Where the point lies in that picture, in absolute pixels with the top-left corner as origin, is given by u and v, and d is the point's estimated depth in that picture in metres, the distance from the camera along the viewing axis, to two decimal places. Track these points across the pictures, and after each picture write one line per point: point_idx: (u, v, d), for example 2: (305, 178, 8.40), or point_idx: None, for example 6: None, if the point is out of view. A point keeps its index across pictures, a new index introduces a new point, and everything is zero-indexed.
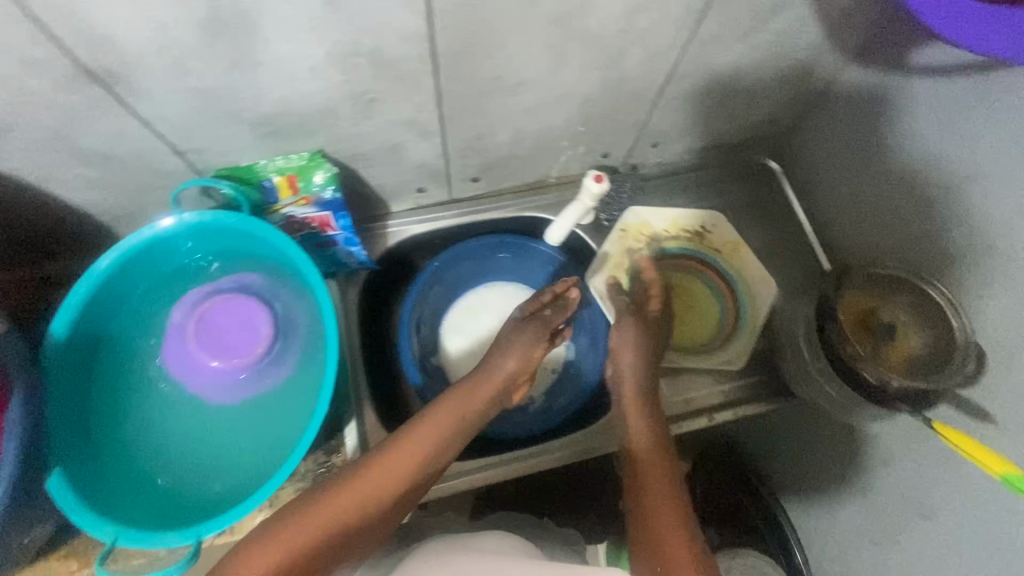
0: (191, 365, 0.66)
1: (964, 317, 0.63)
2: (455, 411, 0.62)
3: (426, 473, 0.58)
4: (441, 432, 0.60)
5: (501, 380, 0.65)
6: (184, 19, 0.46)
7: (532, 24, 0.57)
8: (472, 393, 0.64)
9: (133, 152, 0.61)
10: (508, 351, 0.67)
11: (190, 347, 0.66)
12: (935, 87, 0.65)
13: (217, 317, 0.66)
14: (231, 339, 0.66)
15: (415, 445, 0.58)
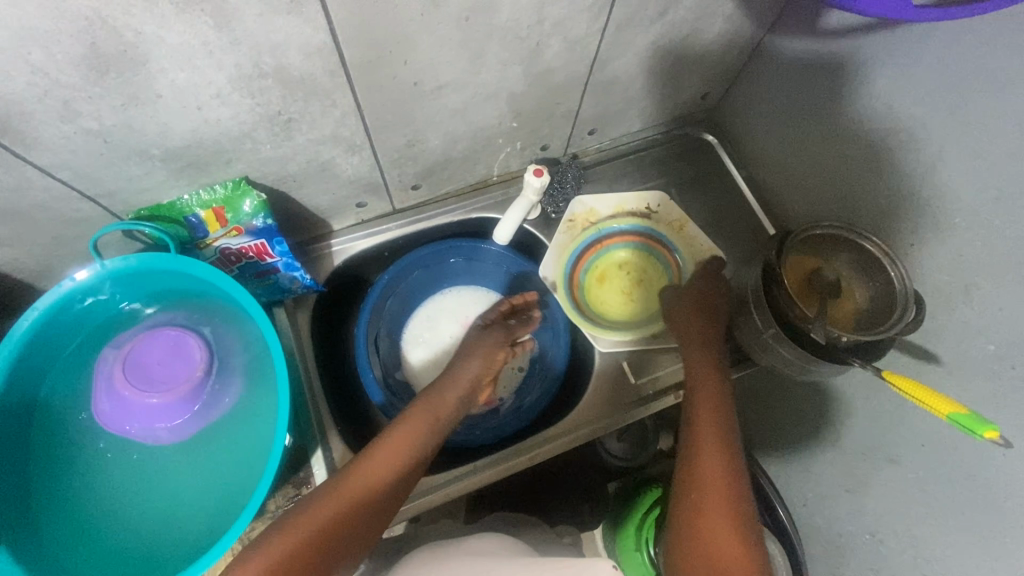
0: (125, 412, 0.61)
1: (900, 265, 0.65)
2: (428, 413, 0.67)
3: (408, 472, 0.62)
4: (419, 431, 0.65)
5: (464, 380, 0.73)
6: (64, 60, 0.44)
7: (443, 27, 0.55)
8: (441, 394, 0.70)
9: (38, 204, 0.57)
10: (469, 357, 0.75)
11: (121, 395, 0.61)
12: (849, 47, 0.67)
13: (140, 357, 0.61)
14: (163, 372, 0.61)
15: (394, 446, 0.63)
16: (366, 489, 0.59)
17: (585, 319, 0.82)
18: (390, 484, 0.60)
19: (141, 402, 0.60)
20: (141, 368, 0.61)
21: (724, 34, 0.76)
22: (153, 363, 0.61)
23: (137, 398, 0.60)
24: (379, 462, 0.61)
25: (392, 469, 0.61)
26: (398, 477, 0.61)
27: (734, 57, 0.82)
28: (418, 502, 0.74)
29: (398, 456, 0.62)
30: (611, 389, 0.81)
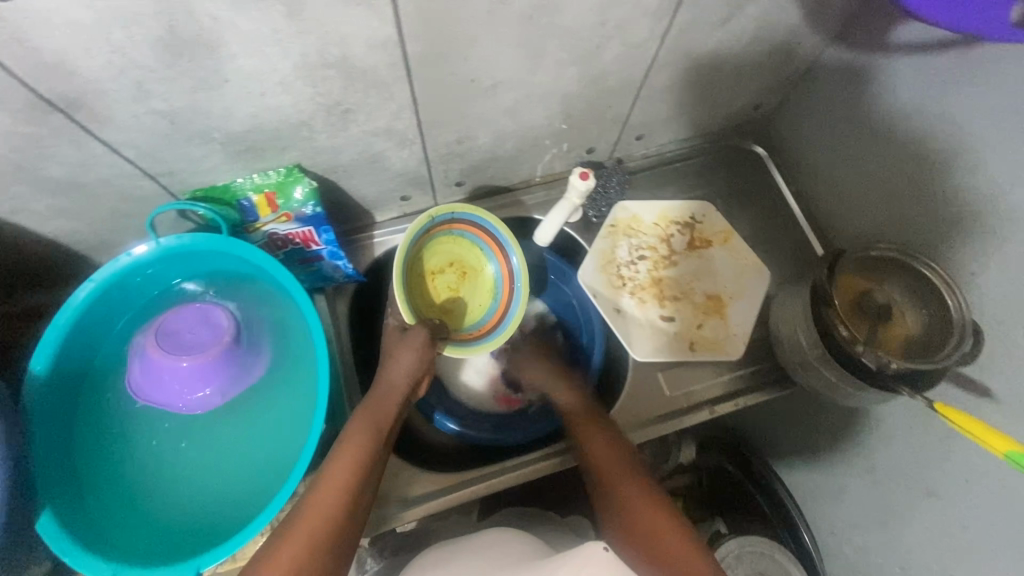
0: (158, 383, 0.61)
1: (959, 295, 0.62)
2: (370, 420, 0.63)
3: (367, 475, 0.60)
4: (364, 441, 0.61)
5: (393, 381, 0.67)
6: (142, 41, 0.45)
7: (505, 24, 0.55)
8: (378, 400, 0.65)
9: (101, 179, 0.59)
10: (400, 357, 0.68)
11: (154, 366, 0.61)
12: (917, 64, 0.64)
13: (167, 326, 0.61)
14: (194, 336, 0.61)
15: (345, 455, 0.60)
16: (333, 505, 0.56)
17: (621, 326, 0.81)
18: (351, 490, 0.58)
19: (176, 369, 0.60)
20: (168, 338, 0.61)
21: (784, 44, 0.74)
22: (181, 331, 0.61)
23: (168, 367, 0.60)
24: (334, 476, 0.58)
25: (349, 482, 0.58)
26: (360, 483, 0.59)
27: (792, 69, 0.80)
28: (442, 499, 0.73)
29: (352, 466, 0.59)
30: (645, 399, 0.79)
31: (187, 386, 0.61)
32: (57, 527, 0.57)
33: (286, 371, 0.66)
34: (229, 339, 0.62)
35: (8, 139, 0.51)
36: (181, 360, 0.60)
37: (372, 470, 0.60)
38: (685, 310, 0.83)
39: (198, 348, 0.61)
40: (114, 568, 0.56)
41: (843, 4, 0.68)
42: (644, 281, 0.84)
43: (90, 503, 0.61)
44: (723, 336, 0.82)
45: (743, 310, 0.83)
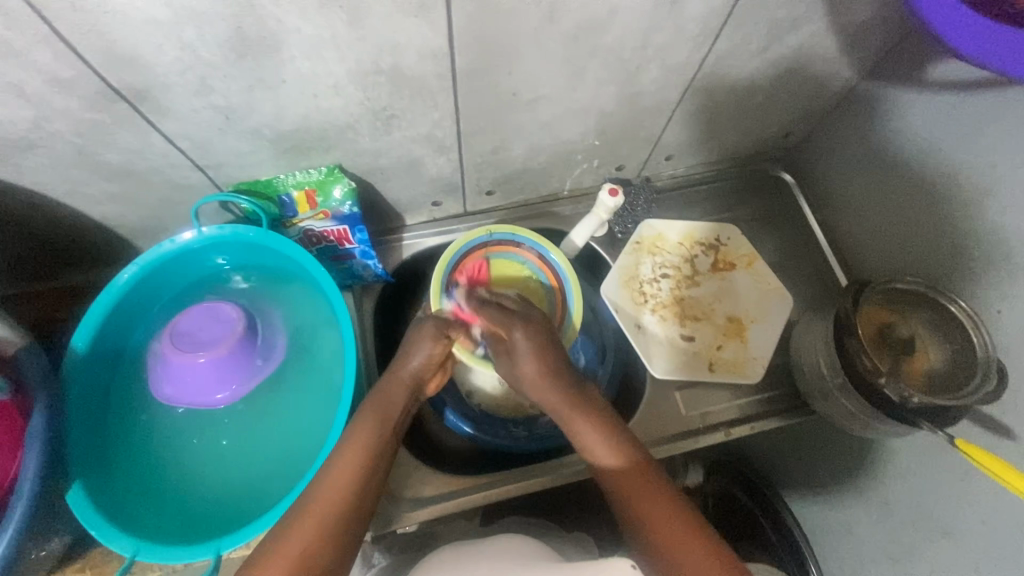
0: (186, 384, 0.64)
1: (984, 334, 0.62)
2: (379, 414, 0.60)
3: (373, 475, 0.56)
4: (370, 436, 0.58)
5: (410, 378, 0.63)
6: (211, 40, 0.47)
7: (551, 42, 0.57)
8: (386, 395, 0.62)
9: (153, 167, 0.62)
10: (416, 351, 0.64)
11: (177, 367, 0.63)
12: (949, 101, 0.65)
13: (180, 331, 0.63)
14: (207, 334, 0.63)
15: (351, 450, 0.56)
16: (340, 504, 0.53)
17: (641, 344, 0.82)
18: (358, 490, 0.54)
19: (201, 368, 0.63)
20: (183, 343, 0.63)
21: (819, 75, 0.75)
22: (194, 332, 0.63)
23: (193, 368, 0.63)
24: (341, 474, 0.55)
25: (354, 480, 0.55)
26: (366, 482, 0.55)
27: (825, 99, 0.80)
28: (455, 501, 0.74)
29: (358, 462, 0.56)
30: (659, 417, 0.79)
31: (220, 381, 0.64)
32: (85, 500, 0.58)
33: (314, 362, 0.68)
34: (239, 326, 0.63)
35: (73, 124, 0.53)
36: (200, 358, 0.62)
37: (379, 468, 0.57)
38: (705, 331, 0.83)
39: (211, 343, 0.62)
40: (136, 545, 0.57)
41: (880, 39, 0.69)
42: (665, 299, 0.85)
43: (116, 479, 0.63)
44: (742, 359, 0.82)
45: (762, 334, 0.83)
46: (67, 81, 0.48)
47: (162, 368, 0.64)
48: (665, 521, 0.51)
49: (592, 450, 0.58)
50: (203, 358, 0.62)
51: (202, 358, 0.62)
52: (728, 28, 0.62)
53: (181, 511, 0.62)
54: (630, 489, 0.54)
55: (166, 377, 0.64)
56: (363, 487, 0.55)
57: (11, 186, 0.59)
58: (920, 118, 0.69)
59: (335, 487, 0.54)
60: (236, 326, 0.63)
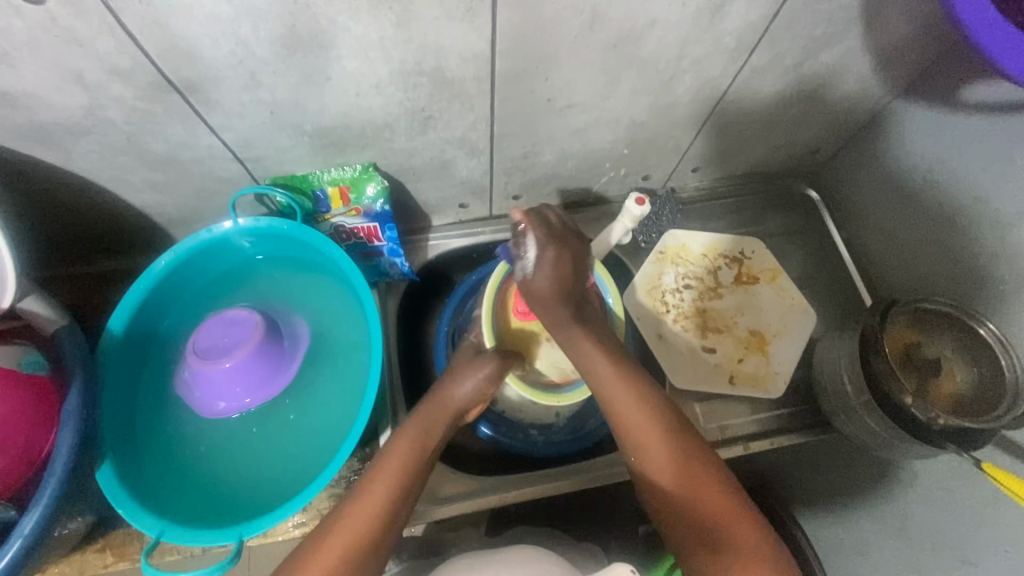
0: (223, 392, 0.63)
1: (1014, 358, 0.62)
2: (417, 440, 0.60)
3: (402, 503, 0.56)
4: (405, 463, 0.58)
5: (450, 406, 0.63)
6: (264, 36, 0.49)
7: (589, 51, 0.58)
8: (426, 418, 0.62)
9: (196, 159, 0.63)
10: (463, 377, 0.65)
11: (209, 379, 0.62)
12: (985, 123, 0.65)
13: (200, 346, 0.62)
14: (231, 339, 0.62)
15: (384, 479, 0.56)
16: (367, 531, 0.53)
17: (663, 353, 0.82)
18: (386, 518, 0.54)
19: (238, 373, 0.62)
20: (207, 357, 0.61)
21: (851, 93, 0.75)
22: (216, 343, 0.62)
23: (229, 375, 0.62)
24: (369, 499, 0.55)
25: (384, 508, 0.54)
26: (394, 509, 0.55)
27: (855, 118, 0.81)
28: (469, 503, 0.74)
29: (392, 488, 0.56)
30: None
31: (264, 380, 0.64)
32: (114, 479, 0.59)
33: (340, 356, 0.69)
34: (259, 323, 0.63)
35: (125, 112, 0.55)
36: (230, 365, 0.61)
37: (410, 496, 0.57)
38: (727, 344, 0.83)
39: (238, 349, 0.62)
40: (161, 527, 0.58)
41: (915, 60, 0.69)
42: (687, 309, 0.85)
43: (145, 462, 0.64)
44: (763, 374, 0.82)
45: (785, 349, 0.83)
46: (125, 71, 0.50)
47: (197, 386, 0.63)
48: (699, 479, 0.54)
49: (648, 451, 0.56)
50: (230, 363, 0.61)
51: (229, 364, 0.61)
52: (765, 42, 0.63)
53: (205, 497, 0.64)
54: (694, 490, 0.54)
55: (208, 395, 0.63)
56: (391, 514, 0.55)
57: (60, 171, 0.62)
58: (951, 140, 0.69)
59: (364, 514, 0.54)
60: (255, 323, 0.63)
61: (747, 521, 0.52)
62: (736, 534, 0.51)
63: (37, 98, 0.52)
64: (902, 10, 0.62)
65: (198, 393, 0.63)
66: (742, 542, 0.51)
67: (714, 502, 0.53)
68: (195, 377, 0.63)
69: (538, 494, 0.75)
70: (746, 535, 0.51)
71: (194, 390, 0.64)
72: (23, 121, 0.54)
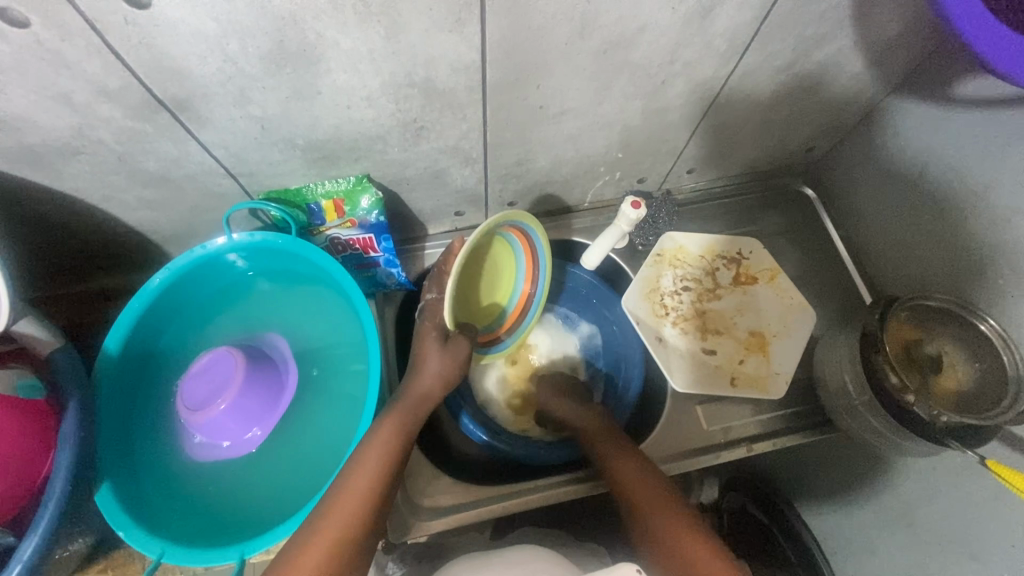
0: (247, 424, 0.63)
1: (1016, 352, 0.62)
2: (396, 429, 0.61)
3: (385, 496, 0.56)
4: (388, 453, 0.58)
5: (422, 391, 0.65)
6: (253, 53, 0.49)
7: (581, 57, 0.58)
8: (404, 407, 0.63)
9: (188, 175, 0.63)
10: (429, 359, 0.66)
11: (223, 421, 0.61)
12: (980, 117, 0.64)
13: (192, 402, 0.60)
14: (219, 380, 0.61)
15: (363, 471, 0.56)
16: (349, 528, 0.52)
17: (662, 356, 0.81)
18: (367, 512, 0.54)
19: (242, 406, 0.61)
20: (202, 404, 0.60)
21: (844, 92, 0.75)
22: (204, 392, 0.60)
23: (234, 412, 0.61)
24: (348, 497, 0.54)
25: (367, 498, 0.55)
26: (378, 503, 0.55)
27: (850, 115, 0.80)
28: (470, 512, 0.73)
29: (371, 482, 0.56)
30: (679, 432, 0.79)
31: (270, 398, 0.64)
32: (113, 501, 0.59)
33: (339, 371, 0.70)
34: (231, 350, 0.61)
35: (116, 132, 0.55)
36: (230, 403, 0.60)
37: (391, 487, 0.57)
38: (727, 345, 0.83)
39: (233, 386, 0.60)
40: (161, 547, 0.57)
41: (907, 57, 0.69)
42: (686, 311, 0.85)
43: (144, 483, 0.64)
44: (764, 375, 0.81)
45: (785, 349, 0.83)
46: (114, 91, 0.50)
47: (216, 435, 0.63)
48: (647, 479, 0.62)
49: (565, 409, 0.76)
50: (229, 402, 0.60)
51: (228, 403, 0.60)
52: (756, 43, 0.63)
53: (205, 516, 0.63)
54: (601, 443, 0.68)
55: (233, 437, 0.64)
56: (374, 507, 0.55)
57: (52, 191, 0.61)
58: (944, 135, 0.69)
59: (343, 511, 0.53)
60: (228, 356, 0.61)
61: (636, 465, 0.64)
62: (623, 473, 0.63)
63: (24, 120, 0.51)
64: (892, 10, 0.62)
65: (223, 440, 0.64)
66: (623, 478, 0.63)
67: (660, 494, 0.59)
68: (207, 429, 0.62)
69: (540, 502, 0.74)
70: (625, 470, 0.63)
71: (217, 440, 0.64)
72: (12, 144, 0.54)
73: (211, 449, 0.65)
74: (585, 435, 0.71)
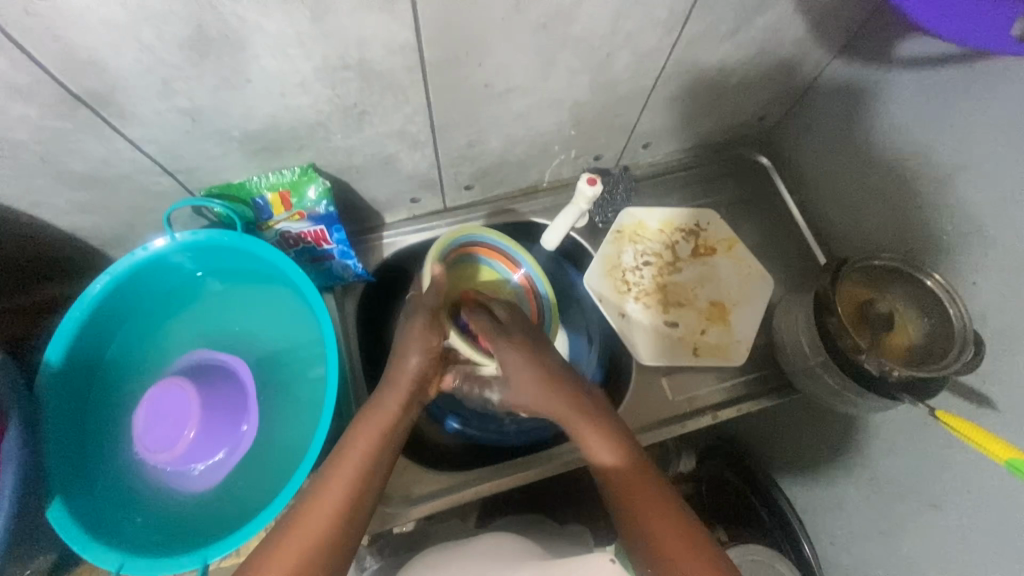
0: (232, 427, 0.63)
1: (961, 306, 0.63)
2: (374, 426, 0.58)
3: (358, 499, 0.54)
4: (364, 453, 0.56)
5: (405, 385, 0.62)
6: (171, 40, 0.46)
7: (520, 32, 0.57)
8: (385, 402, 0.60)
9: (121, 175, 0.60)
10: (408, 349, 0.62)
11: (207, 438, 0.61)
12: (919, 78, 0.65)
13: (159, 447, 0.59)
14: (172, 415, 0.59)
15: (338, 475, 0.55)
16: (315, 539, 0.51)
17: (626, 331, 0.82)
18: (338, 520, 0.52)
19: (212, 418, 0.61)
20: (170, 440, 0.59)
21: (791, 58, 0.75)
22: (163, 433, 0.59)
23: (208, 428, 0.61)
24: (314, 516, 0.52)
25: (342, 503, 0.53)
26: (349, 512, 0.53)
27: (798, 81, 0.81)
28: (446, 498, 0.73)
29: (340, 497, 0.53)
30: (647, 404, 0.80)
31: (232, 398, 0.64)
32: (67, 517, 0.57)
33: (300, 369, 0.69)
34: (162, 386, 0.59)
35: (34, 132, 0.52)
36: (197, 425, 0.59)
37: (363, 494, 0.55)
38: (689, 316, 0.84)
39: (191, 410, 0.59)
40: (121, 559, 0.56)
41: (847, 20, 0.70)
42: (648, 286, 0.85)
43: (98, 497, 0.62)
44: (726, 344, 0.83)
45: (746, 317, 0.84)
46: (25, 88, 0.47)
47: (208, 454, 0.62)
48: (632, 478, 0.56)
49: (592, 446, 0.59)
50: (191, 426, 0.59)
51: (191, 428, 0.59)
52: (696, 12, 0.63)
53: (168, 524, 0.63)
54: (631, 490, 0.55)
55: (227, 444, 0.63)
56: (344, 516, 0.53)
57: None
58: (887, 96, 0.70)
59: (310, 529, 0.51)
60: (161, 397, 0.59)
61: (678, 519, 0.53)
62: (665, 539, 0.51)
63: None
64: None
65: (218, 454, 0.62)
66: (664, 538, 0.52)
67: (648, 495, 0.55)
68: (194, 453, 0.61)
69: (514, 484, 0.74)
70: (661, 527, 0.52)
71: (211, 458, 0.62)
72: None
73: (212, 470, 0.63)
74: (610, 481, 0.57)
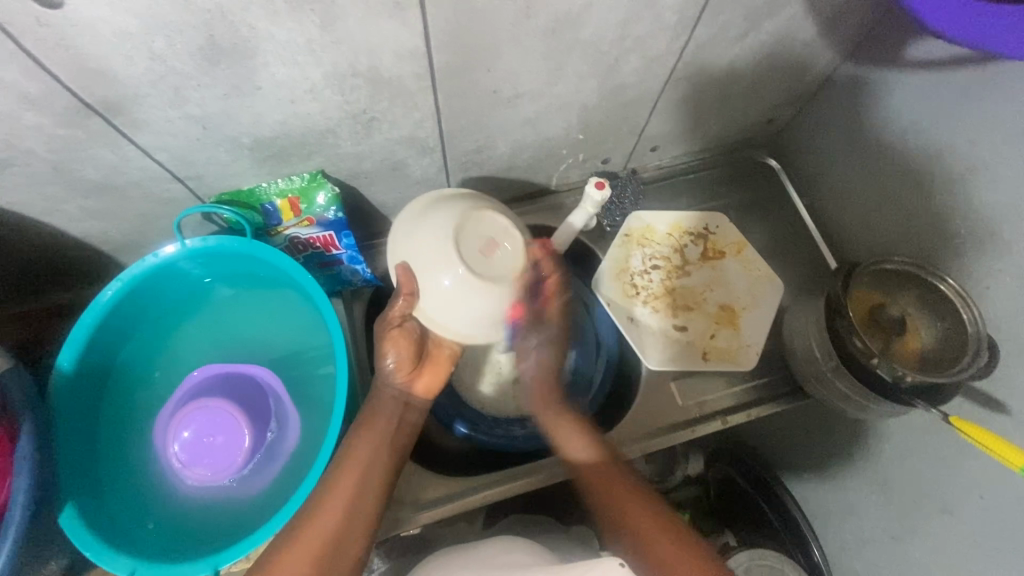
0: (258, 384, 0.66)
1: (975, 310, 0.62)
2: (368, 442, 0.59)
3: (363, 509, 0.57)
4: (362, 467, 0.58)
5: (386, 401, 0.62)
6: (182, 49, 0.46)
7: (528, 39, 0.57)
8: (370, 419, 0.61)
9: (132, 183, 0.61)
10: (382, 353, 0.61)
11: (255, 407, 0.65)
12: (932, 81, 0.65)
13: (239, 450, 0.63)
14: (213, 433, 0.63)
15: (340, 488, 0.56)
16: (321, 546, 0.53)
17: (635, 336, 0.82)
18: (345, 529, 0.55)
19: (242, 400, 0.64)
20: (236, 441, 0.63)
21: (801, 60, 0.75)
22: (224, 446, 0.63)
23: (246, 408, 0.64)
24: (317, 526, 0.54)
25: (344, 515, 0.55)
26: (350, 525, 0.55)
27: (808, 84, 0.80)
28: (456, 504, 0.73)
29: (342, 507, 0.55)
30: (657, 408, 0.79)
31: (236, 378, 0.66)
32: (80, 523, 0.57)
33: (311, 372, 0.70)
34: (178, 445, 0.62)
35: (47, 141, 0.52)
36: (238, 416, 0.63)
37: (366, 505, 0.57)
38: (698, 321, 0.83)
39: (222, 417, 0.63)
40: (133, 564, 0.56)
41: (859, 22, 0.69)
42: (657, 290, 0.85)
43: (109, 502, 0.63)
44: (735, 348, 0.82)
45: (756, 320, 0.84)
46: (38, 97, 0.48)
47: (269, 411, 0.66)
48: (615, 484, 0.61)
49: (571, 452, 0.65)
50: (235, 423, 0.63)
51: (236, 424, 0.63)
52: (706, 15, 0.62)
53: (180, 529, 0.63)
54: (616, 504, 0.60)
55: (269, 392, 0.66)
56: (345, 528, 0.55)
57: None
58: (899, 98, 0.69)
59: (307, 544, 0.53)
60: (183, 450, 0.62)
61: (648, 510, 0.59)
62: (652, 539, 0.57)
63: None
64: None
65: (273, 403, 0.66)
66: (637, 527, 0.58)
67: (630, 498, 0.60)
68: (260, 424, 0.64)
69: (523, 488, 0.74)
70: (638, 519, 0.58)
71: (272, 409, 0.66)
72: None
73: (285, 414, 0.66)
74: (588, 479, 0.62)
